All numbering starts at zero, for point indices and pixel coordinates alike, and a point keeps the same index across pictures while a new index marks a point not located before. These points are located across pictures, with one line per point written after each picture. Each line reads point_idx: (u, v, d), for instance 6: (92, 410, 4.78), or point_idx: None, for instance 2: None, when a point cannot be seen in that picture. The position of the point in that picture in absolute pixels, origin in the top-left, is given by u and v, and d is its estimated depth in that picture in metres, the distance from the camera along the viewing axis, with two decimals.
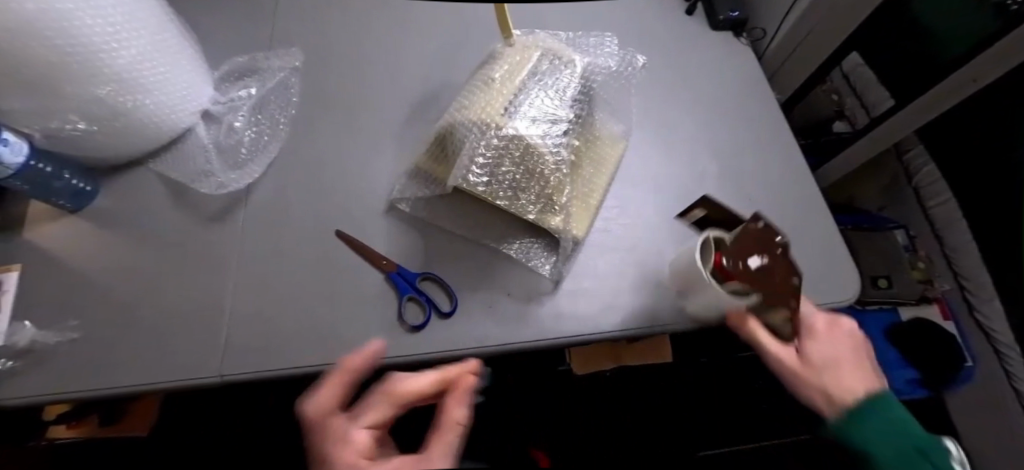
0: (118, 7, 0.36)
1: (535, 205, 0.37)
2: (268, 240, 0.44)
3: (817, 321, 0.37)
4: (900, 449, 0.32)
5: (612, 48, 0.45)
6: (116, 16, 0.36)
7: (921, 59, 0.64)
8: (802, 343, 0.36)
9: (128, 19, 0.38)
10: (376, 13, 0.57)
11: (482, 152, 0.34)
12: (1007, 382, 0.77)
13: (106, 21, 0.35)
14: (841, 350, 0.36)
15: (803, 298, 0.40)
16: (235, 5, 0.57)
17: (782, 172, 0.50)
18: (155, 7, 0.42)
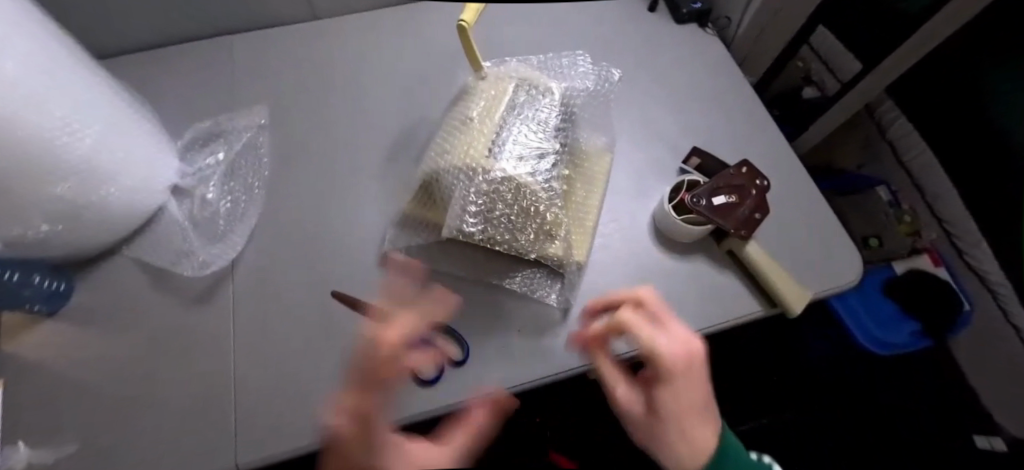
0: (67, 99, 0.34)
1: (535, 242, 0.37)
2: (262, 312, 0.42)
3: (662, 366, 0.31)
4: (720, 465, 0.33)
5: (586, 67, 0.44)
6: (67, 109, 0.34)
7: (885, 22, 0.65)
8: (654, 396, 0.31)
9: (78, 108, 0.35)
10: (336, 57, 0.55)
11: (473, 200, 0.33)
12: (1005, 321, 0.78)
13: (57, 116, 0.33)
14: (693, 407, 0.31)
15: (638, 325, 0.32)
16: (187, 69, 0.55)
17: (767, 159, 0.50)
18: (102, 88, 0.39)
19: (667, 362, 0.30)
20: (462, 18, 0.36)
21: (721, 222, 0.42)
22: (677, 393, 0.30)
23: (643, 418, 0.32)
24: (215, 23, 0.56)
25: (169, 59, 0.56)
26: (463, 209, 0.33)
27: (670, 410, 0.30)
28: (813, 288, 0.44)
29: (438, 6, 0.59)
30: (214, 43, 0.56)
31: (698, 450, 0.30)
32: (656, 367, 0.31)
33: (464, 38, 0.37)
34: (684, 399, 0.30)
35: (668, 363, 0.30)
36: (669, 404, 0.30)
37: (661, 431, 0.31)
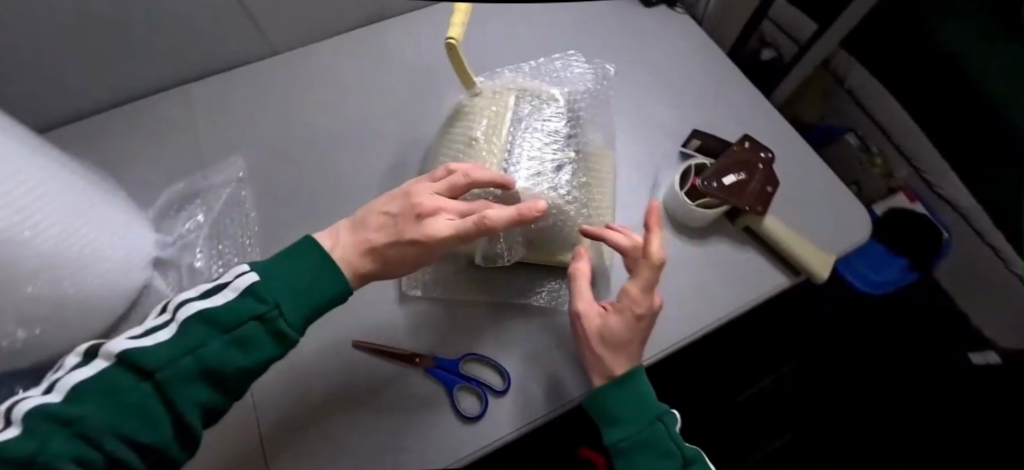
0: (28, 183, 0.29)
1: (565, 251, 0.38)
2: (285, 378, 0.40)
3: (632, 301, 0.33)
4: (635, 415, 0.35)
5: (581, 67, 0.43)
6: (28, 196, 0.29)
7: None
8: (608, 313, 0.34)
9: (42, 194, 0.31)
10: (307, 92, 0.52)
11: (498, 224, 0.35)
12: (982, 242, 0.78)
13: (14, 204, 0.28)
14: (628, 336, 0.34)
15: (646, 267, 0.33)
16: (144, 129, 0.50)
17: (761, 130, 0.51)
18: (59, 166, 0.34)
19: (640, 301, 0.33)
20: (450, 37, 0.33)
21: (735, 202, 0.42)
22: (633, 329, 0.34)
23: (590, 326, 0.34)
24: (167, 74, 0.51)
25: (122, 120, 0.51)
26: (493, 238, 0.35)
27: (617, 338, 0.34)
28: (829, 251, 0.45)
29: (404, 22, 0.56)
30: (170, 97, 0.52)
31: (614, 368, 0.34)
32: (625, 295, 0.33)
33: (454, 56, 0.35)
34: (634, 334, 0.34)
35: (641, 304, 0.33)
36: (620, 331, 0.33)
37: (599, 344, 0.34)
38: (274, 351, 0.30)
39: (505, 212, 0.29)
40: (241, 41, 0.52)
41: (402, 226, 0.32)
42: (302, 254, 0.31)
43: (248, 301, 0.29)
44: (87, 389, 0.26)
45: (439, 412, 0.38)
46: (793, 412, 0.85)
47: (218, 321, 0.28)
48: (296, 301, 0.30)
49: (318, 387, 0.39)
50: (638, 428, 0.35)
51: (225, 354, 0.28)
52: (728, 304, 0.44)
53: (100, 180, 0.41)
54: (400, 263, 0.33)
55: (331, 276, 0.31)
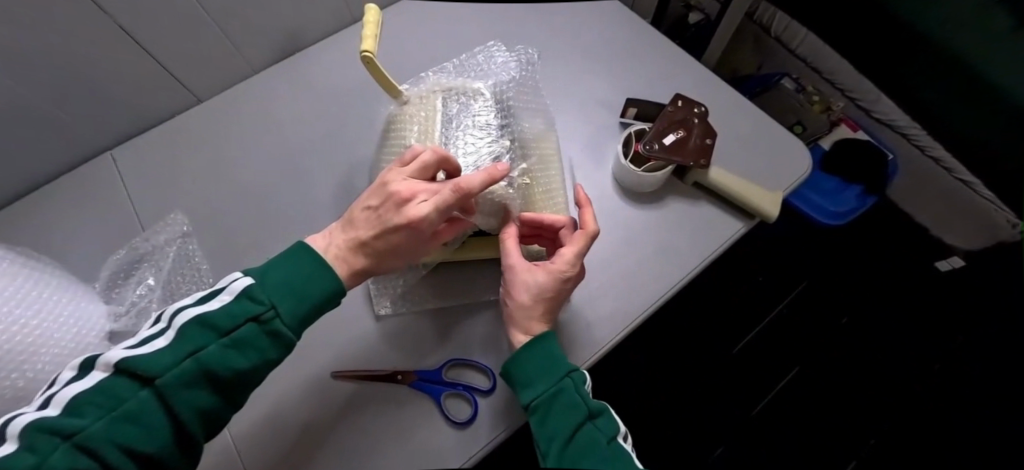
0: None
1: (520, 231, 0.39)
2: (266, 426, 0.38)
3: (561, 263, 0.35)
4: (541, 371, 0.34)
5: (503, 55, 0.43)
6: None
7: None
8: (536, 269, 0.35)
9: None
10: (240, 134, 0.51)
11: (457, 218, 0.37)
12: (934, 163, 0.82)
13: None
14: (552, 297, 0.35)
15: (578, 239, 0.35)
16: (76, 201, 0.48)
17: (693, 86, 0.52)
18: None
19: (569, 265, 0.35)
20: (364, 50, 0.33)
21: (679, 159, 0.43)
22: (557, 288, 0.35)
23: (513, 275, 0.35)
24: (90, 142, 0.49)
25: (50, 199, 0.48)
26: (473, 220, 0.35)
27: (541, 293, 0.35)
28: (776, 189, 0.47)
29: (327, 46, 0.56)
30: (97, 166, 0.50)
31: (535, 328, 0.35)
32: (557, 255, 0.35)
33: (373, 69, 0.35)
34: (557, 292, 0.35)
35: (570, 268, 0.35)
36: (543, 286, 0.35)
37: (524, 297, 0.35)
38: (274, 352, 0.29)
39: (476, 178, 0.29)
40: (162, 94, 0.50)
41: (387, 214, 0.31)
42: (304, 260, 0.31)
43: (246, 301, 0.28)
44: (86, 400, 0.24)
45: (431, 425, 0.38)
46: (786, 352, 0.88)
47: (219, 324, 0.27)
48: (296, 300, 0.30)
49: (304, 427, 0.38)
50: (547, 384, 0.33)
51: (225, 356, 0.27)
52: (692, 259, 0.45)
53: (35, 263, 0.39)
54: (390, 255, 0.33)
55: (321, 277, 0.31)
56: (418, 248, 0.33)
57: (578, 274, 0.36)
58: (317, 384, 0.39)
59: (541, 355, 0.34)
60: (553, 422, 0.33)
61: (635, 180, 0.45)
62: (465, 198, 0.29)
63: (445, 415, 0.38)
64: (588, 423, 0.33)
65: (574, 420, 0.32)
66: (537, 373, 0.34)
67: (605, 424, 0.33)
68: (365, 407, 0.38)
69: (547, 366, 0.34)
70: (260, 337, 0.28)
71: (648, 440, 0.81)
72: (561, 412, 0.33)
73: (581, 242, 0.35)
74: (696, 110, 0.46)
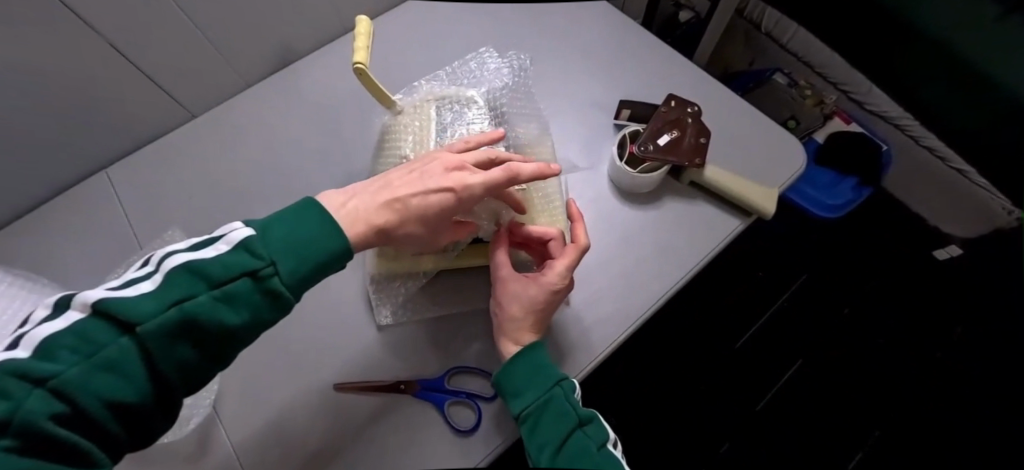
0: None
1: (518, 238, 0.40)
2: (271, 441, 0.38)
3: (554, 273, 0.35)
4: (529, 381, 0.34)
5: (495, 61, 0.44)
6: None
7: None
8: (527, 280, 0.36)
9: None
10: (235, 148, 0.51)
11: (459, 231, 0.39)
12: (928, 152, 0.83)
13: None
14: (542, 307, 0.35)
15: (569, 251, 0.36)
16: (74, 220, 0.48)
17: (686, 86, 0.53)
18: None
19: (559, 279, 0.35)
20: (357, 61, 0.33)
21: (674, 159, 0.43)
22: (548, 299, 0.35)
23: (504, 289, 0.36)
24: (84, 161, 0.49)
25: (46, 220, 0.48)
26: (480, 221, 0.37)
27: (531, 305, 0.35)
28: (772, 185, 0.47)
29: (319, 58, 0.56)
30: (92, 185, 0.50)
31: (523, 341, 0.36)
32: (550, 266, 0.35)
33: (366, 81, 0.35)
34: (546, 306, 0.36)
35: (560, 282, 0.35)
36: (533, 298, 0.35)
37: (514, 307, 0.36)
38: (269, 312, 0.27)
39: (529, 167, 0.33)
40: (155, 111, 0.50)
41: (430, 177, 0.32)
42: (319, 221, 0.29)
43: (247, 254, 0.26)
44: (62, 344, 0.22)
45: (435, 434, 0.38)
46: (788, 346, 0.88)
47: (211, 273, 0.25)
48: (297, 259, 0.28)
49: (307, 442, 0.38)
50: (536, 393, 0.34)
51: (215, 310, 0.25)
52: (691, 258, 0.45)
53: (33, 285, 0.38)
54: (413, 223, 0.33)
55: (324, 238, 0.29)
56: (442, 220, 0.33)
57: (569, 286, 0.36)
58: (319, 397, 0.39)
59: (529, 365, 0.35)
60: (543, 430, 0.33)
61: (631, 182, 0.45)
62: (517, 178, 0.32)
63: (449, 423, 0.38)
64: (578, 431, 0.33)
65: (563, 428, 0.33)
66: (525, 383, 0.34)
67: (595, 430, 0.34)
68: (369, 418, 0.38)
69: (535, 376, 0.35)
70: (256, 295, 0.26)
71: (652, 438, 0.81)
72: (550, 420, 0.33)
73: (571, 255, 0.36)
74: (690, 110, 0.46)
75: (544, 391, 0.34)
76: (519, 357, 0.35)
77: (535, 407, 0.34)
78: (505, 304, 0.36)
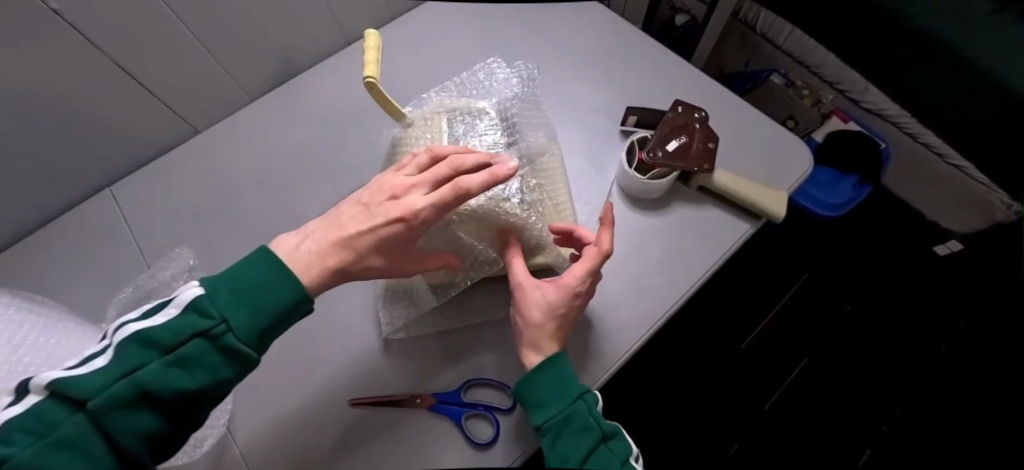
0: None
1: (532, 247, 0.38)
2: (288, 460, 0.37)
3: (575, 277, 0.35)
4: (553, 393, 0.34)
5: (504, 71, 0.43)
6: None
7: None
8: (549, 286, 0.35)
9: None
10: (240, 163, 0.51)
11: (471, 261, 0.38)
12: (926, 149, 0.82)
13: None
14: (563, 312, 0.35)
15: (590, 255, 0.35)
16: (78, 240, 0.48)
17: (689, 91, 0.53)
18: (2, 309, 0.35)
19: (581, 281, 0.35)
20: (368, 75, 0.33)
21: (683, 165, 0.43)
22: (568, 304, 0.35)
23: (524, 295, 0.35)
24: (89, 180, 0.49)
25: (51, 241, 0.48)
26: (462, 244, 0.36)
27: (553, 309, 0.35)
28: (780, 188, 0.47)
29: (322, 71, 0.56)
30: (96, 203, 0.49)
31: (547, 349, 0.35)
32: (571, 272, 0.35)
33: (377, 94, 0.34)
34: (567, 311, 0.35)
35: (582, 285, 0.35)
36: (555, 303, 0.35)
37: (537, 312, 0.35)
38: (228, 370, 0.26)
39: (477, 178, 0.29)
40: (158, 128, 0.50)
41: (378, 209, 0.31)
42: (272, 268, 0.28)
43: (196, 314, 0.26)
44: (18, 426, 0.23)
45: (453, 449, 0.37)
46: (794, 345, 0.88)
47: (161, 339, 0.25)
48: (251, 313, 0.27)
49: (324, 460, 0.37)
50: (560, 406, 0.34)
51: (170, 375, 0.25)
52: (703, 263, 0.45)
53: (38, 309, 0.38)
54: (372, 256, 0.31)
55: (278, 286, 0.28)
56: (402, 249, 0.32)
57: (589, 290, 0.36)
58: (335, 414, 0.39)
59: (553, 377, 0.35)
60: (565, 444, 0.33)
61: (641, 188, 0.45)
62: (461, 194, 0.29)
63: (469, 436, 0.37)
64: (602, 446, 0.33)
65: (589, 443, 0.33)
66: (550, 395, 0.34)
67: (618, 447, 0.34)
68: (386, 434, 0.38)
69: (559, 389, 0.34)
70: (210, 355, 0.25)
71: (664, 441, 0.81)
72: (574, 434, 0.33)
73: (592, 258, 0.35)
74: (697, 116, 0.46)
75: (569, 405, 0.34)
76: (543, 366, 0.35)
77: (560, 421, 0.33)
78: (528, 313, 0.35)
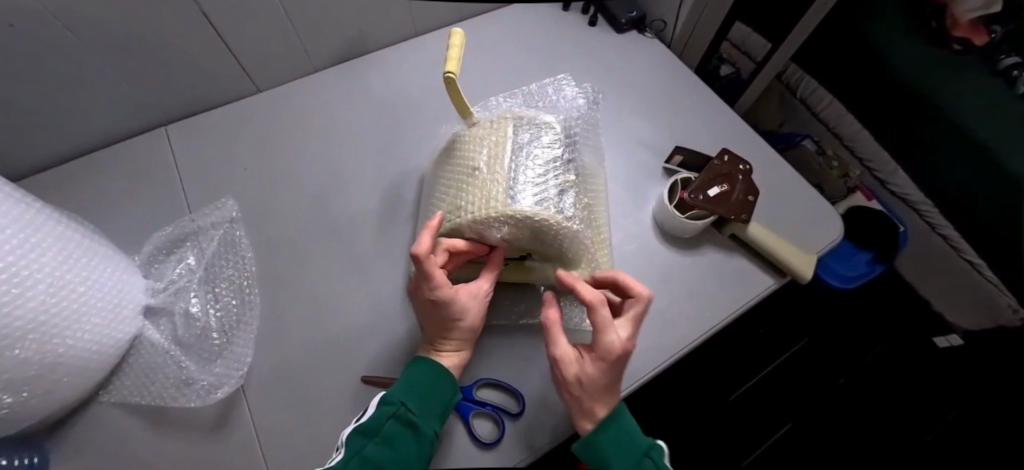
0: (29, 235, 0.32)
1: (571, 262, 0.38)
2: (295, 421, 0.38)
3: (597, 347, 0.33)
4: (621, 453, 0.34)
5: (572, 87, 0.43)
6: (20, 244, 0.30)
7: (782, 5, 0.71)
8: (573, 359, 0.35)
9: (43, 248, 0.32)
10: (297, 128, 0.52)
11: (489, 231, 0.34)
12: (943, 241, 0.82)
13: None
14: (602, 382, 0.34)
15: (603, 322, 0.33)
16: (126, 172, 0.49)
17: (735, 141, 0.54)
18: (65, 222, 0.36)
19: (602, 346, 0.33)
20: (448, 70, 0.35)
21: (722, 211, 0.44)
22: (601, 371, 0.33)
23: (558, 370, 0.35)
24: (149, 115, 0.50)
25: (100, 166, 0.49)
26: (486, 227, 0.33)
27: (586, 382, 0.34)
28: (810, 250, 0.48)
29: (388, 56, 0.58)
30: (151, 139, 0.51)
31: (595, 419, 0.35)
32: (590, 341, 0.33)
33: (452, 89, 0.36)
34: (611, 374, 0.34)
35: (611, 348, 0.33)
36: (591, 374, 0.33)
37: (576, 384, 0.34)
38: (416, 444, 0.33)
39: (442, 286, 0.34)
40: (223, 81, 0.52)
41: (430, 313, 0.35)
42: (421, 369, 0.35)
43: (385, 406, 0.33)
44: None
45: (457, 442, 0.37)
46: (782, 407, 0.88)
47: (369, 428, 0.33)
48: (422, 400, 0.33)
49: (332, 429, 0.38)
50: (625, 464, 0.34)
51: (385, 455, 0.32)
52: (724, 309, 0.46)
53: (84, 228, 0.39)
54: (456, 326, 0.36)
55: (433, 374, 0.34)
56: (466, 311, 0.35)
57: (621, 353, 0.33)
58: (347, 385, 0.39)
59: (620, 437, 0.35)
60: None
61: (676, 226, 0.47)
62: (426, 265, 0.32)
63: (477, 437, 0.37)
64: None
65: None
66: (617, 454, 0.34)
67: None
68: None
69: (627, 446, 0.35)
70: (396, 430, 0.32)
71: None
72: None
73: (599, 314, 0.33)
74: (740, 166, 0.47)
75: (637, 461, 0.34)
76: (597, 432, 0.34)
77: None
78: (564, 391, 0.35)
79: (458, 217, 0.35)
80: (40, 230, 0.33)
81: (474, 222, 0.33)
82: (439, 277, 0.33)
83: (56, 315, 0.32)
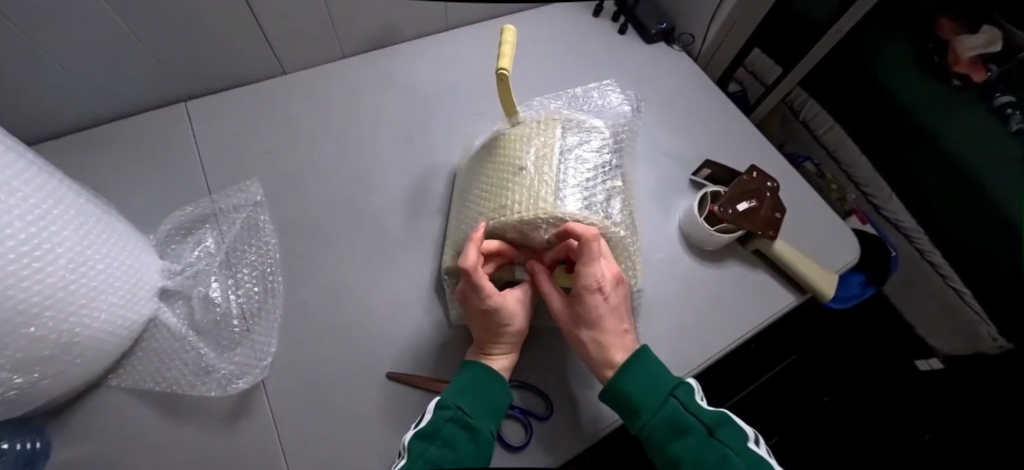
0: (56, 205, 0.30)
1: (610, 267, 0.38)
2: (316, 415, 0.37)
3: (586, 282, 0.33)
4: (645, 395, 0.33)
5: (616, 93, 0.44)
6: (46, 214, 0.28)
7: (800, 29, 0.70)
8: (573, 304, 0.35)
9: (67, 219, 0.31)
10: (322, 114, 0.51)
11: (535, 231, 0.33)
12: (932, 268, 0.84)
13: (26, 220, 0.27)
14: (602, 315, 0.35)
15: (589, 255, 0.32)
16: (142, 147, 0.47)
17: (760, 158, 0.55)
18: (87, 196, 0.35)
19: (589, 279, 0.33)
20: (502, 67, 0.34)
21: (750, 226, 0.45)
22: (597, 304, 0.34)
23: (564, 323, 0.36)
24: (170, 89, 0.49)
25: (115, 140, 0.47)
26: (533, 230, 0.33)
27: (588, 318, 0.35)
28: (829, 270, 0.49)
29: (419, 48, 0.57)
30: (170, 114, 0.49)
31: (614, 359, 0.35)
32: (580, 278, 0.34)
33: (503, 87, 0.35)
34: (605, 302, 0.35)
35: (593, 277, 0.33)
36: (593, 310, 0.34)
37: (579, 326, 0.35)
38: (475, 445, 0.31)
39: (490, 293, 0.33)
40: (249, 62, 0.50)
41: (477, 318, 0.35)
42: (472, 371, 0.35)
43: (441, 410, 0.33)
44: None
45: None
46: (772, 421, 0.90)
47: (429, 432, 0.32)
48: (474, 399, 0.33)
49: (355, 425, 0.37)
50: (651, 408, 0.33)
51: (446, 458, 0.30)
52: (746, 323, 0.46)
53: (103, 202, 0.37)
54: (505, 331, 0.36)
55: (483, 375, 0.34)
56: (513, 315, 0.35)
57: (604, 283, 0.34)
58: (372, 381, 0.38)
59: (642, 377, 0.34)
60: (668, 439, 0.32)
61: (703, 238, 0.47)
62: (475, 276, 0.32)
63: (505, 441, 0.37)
64: (709, 440, 0.31)
65: (694, 444, 0.31)
66: (641, 396, 0.33)
67: (730, 436, 0.32)
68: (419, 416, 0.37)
69: (651, 387, 0.33)
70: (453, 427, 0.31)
71: None
72: (675, 431, 0.32)
73: (574, 249, 0.33)
74: (766, 183, 0.47)
75: (663, 402, 0.33)
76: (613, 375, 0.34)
77: (661, 423, 0.32)
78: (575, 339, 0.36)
79: (502, 215, 0.34)
80: (64, 201, 0.31)
81: (522, 226, 0.33)
82: (485, 284, 0.33)
83: (76, 290, 0.30)
